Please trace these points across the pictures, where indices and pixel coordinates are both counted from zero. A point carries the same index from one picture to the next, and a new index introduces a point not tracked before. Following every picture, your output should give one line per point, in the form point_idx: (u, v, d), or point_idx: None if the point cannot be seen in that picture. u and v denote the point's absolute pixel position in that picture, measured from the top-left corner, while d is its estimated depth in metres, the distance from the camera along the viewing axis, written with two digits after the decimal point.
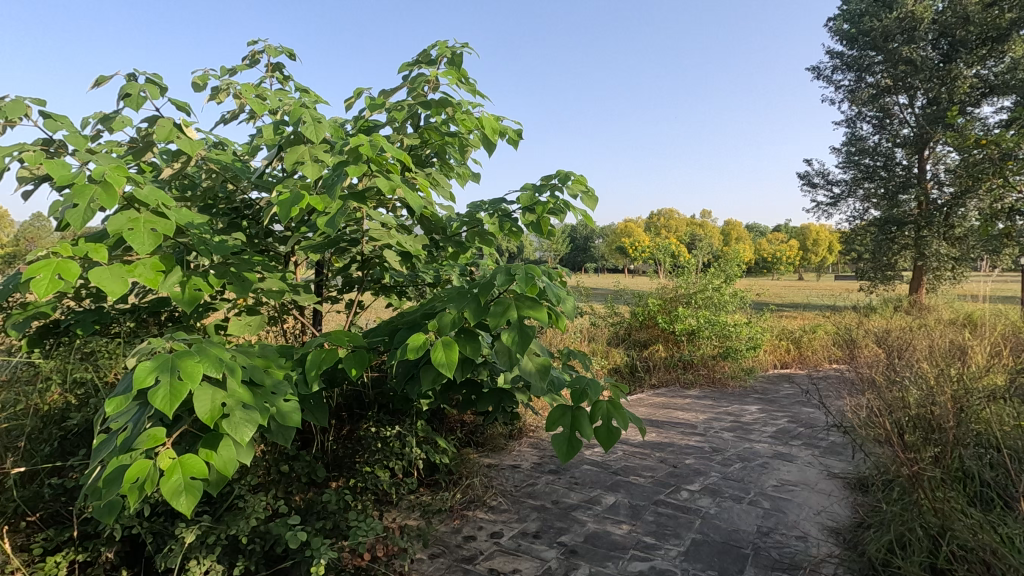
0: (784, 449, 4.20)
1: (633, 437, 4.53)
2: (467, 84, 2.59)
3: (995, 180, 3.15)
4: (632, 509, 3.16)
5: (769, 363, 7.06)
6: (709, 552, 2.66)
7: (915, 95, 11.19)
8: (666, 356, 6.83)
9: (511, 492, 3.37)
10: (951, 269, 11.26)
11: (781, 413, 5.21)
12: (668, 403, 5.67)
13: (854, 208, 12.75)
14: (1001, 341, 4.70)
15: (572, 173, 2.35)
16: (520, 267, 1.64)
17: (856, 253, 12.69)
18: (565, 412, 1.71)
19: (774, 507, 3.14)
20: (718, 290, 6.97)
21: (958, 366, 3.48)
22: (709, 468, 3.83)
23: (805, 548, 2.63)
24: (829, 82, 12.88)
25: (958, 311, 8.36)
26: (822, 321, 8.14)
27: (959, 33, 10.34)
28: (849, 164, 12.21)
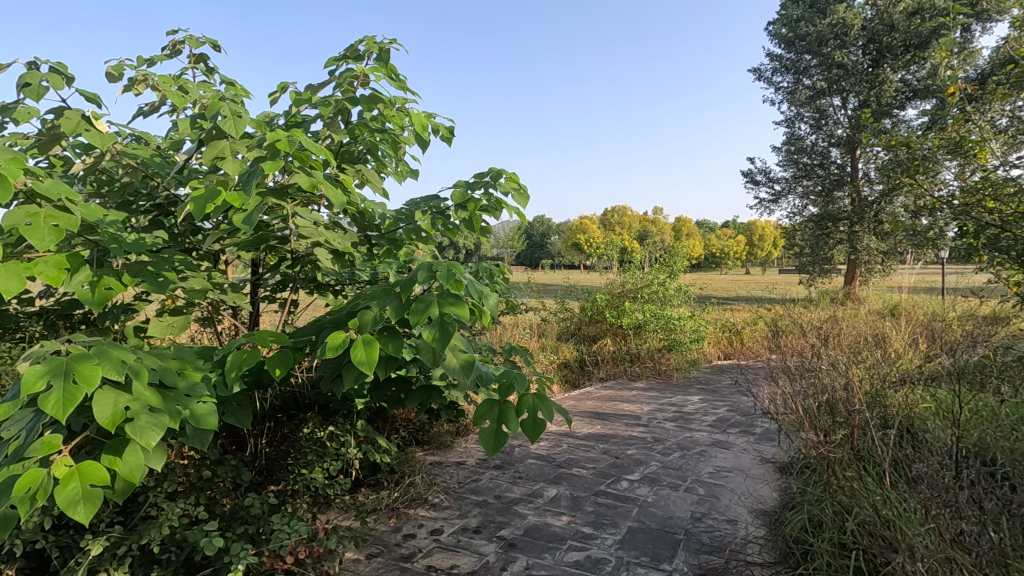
0: (721, 437, 4.38)
1: (580, 430, 4.61)
2: (398, 80, 2.56)
3: (904, 179, 3.38)
4: (573, 500, 3.23)
5: (712, 354, 7.33)
6: (643, 539, 2.73)
7: (848, 97, 11.80)
8: (615, 350, 6.99)
9: (455, 489, 3.37)
10: (882, 263, 11.95)
11: (721, 402, 5.42)
12: (615, 395, 5.82)
13: (793, 206, 13.34)
14: (918, 328, 5.04)
15: (504, 171, 2.37)
16: (443, 264, 1.67)
17: (796, 248, 13.29)
18: (493, 407, 1.72)
19: (708, 493, 3.27)
20: (663, 285, 7.16)
21: (874, 354, 3.71)
22: (649, 457, 3.95)
23: (733, 531, 2.75)
24: (769, 84, 13.43)
25: (885, 301, 8.91)
26: (762, 313, 8.50)
27: (885, 40, 10.96)
28: (788, 163, 12.75)
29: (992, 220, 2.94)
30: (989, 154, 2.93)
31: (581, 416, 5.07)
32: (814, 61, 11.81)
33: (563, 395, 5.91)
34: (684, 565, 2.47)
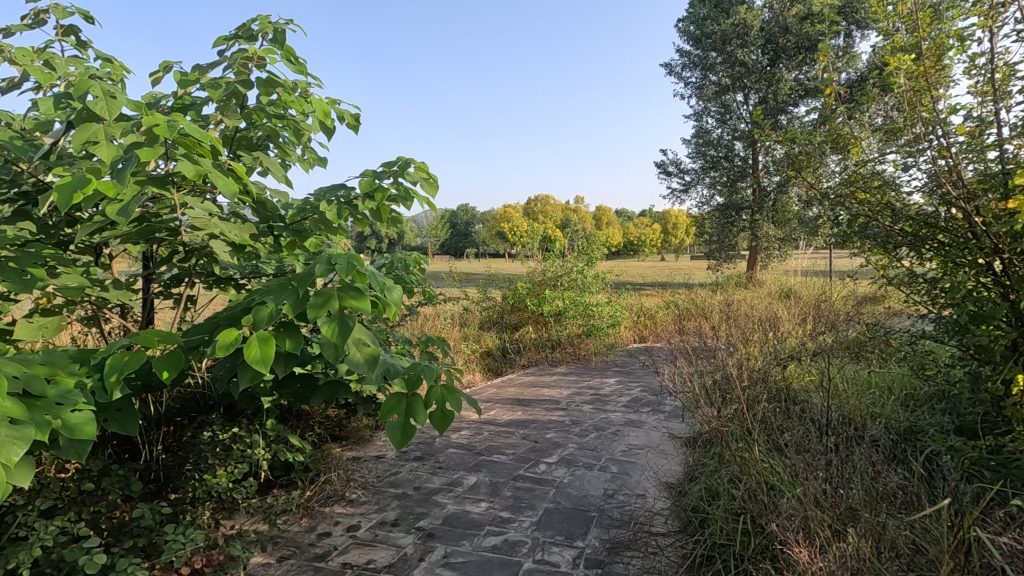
0: (634, 416, 4.61)
1: (501, 417, 4.68)
2: (297, 62, 2.45)
3: (790, 173, 3.68)
4: (492, 486, 3.28)
5: (628, 338, 7.67)
6: (558, 519, 2.83)
7: (749, 94, 12.60)
8: (536, 337, 7.13)
9: (373, 483, 3.33)
10: (779, 249, 12.97)
11: (635, 383, 5.69)
12: (536, 381, 5.96)
13: (702, 195, 14.14)
14: (806, 309, 5.53)
15: (413, 160, 2.33)
16: (343, 256, 1.63)
17: (705, 236, 14.13)
18: (400, 400, 1.71)
19: (621, 470, 3.44)
20: (582, 273, 7.37)
21: (767, 334, 4.03)
22: (567, 440, 4.08)
23: (642, 504, 2.91)
24: (679, 79, 14.08)
25: (782, 284, 9.68)
26: (674, 298, 8.98)
27: (780, 41, 11.79)
28: (697, 155, 13.47)
29: (864, 210, 3.21)
30: (863, 152, 3.14)
31: (502, 403, 5.15)
32: (719, 58, 12.49)
33: (485, 383, 5.97)
34: (596, 540, 2.58)
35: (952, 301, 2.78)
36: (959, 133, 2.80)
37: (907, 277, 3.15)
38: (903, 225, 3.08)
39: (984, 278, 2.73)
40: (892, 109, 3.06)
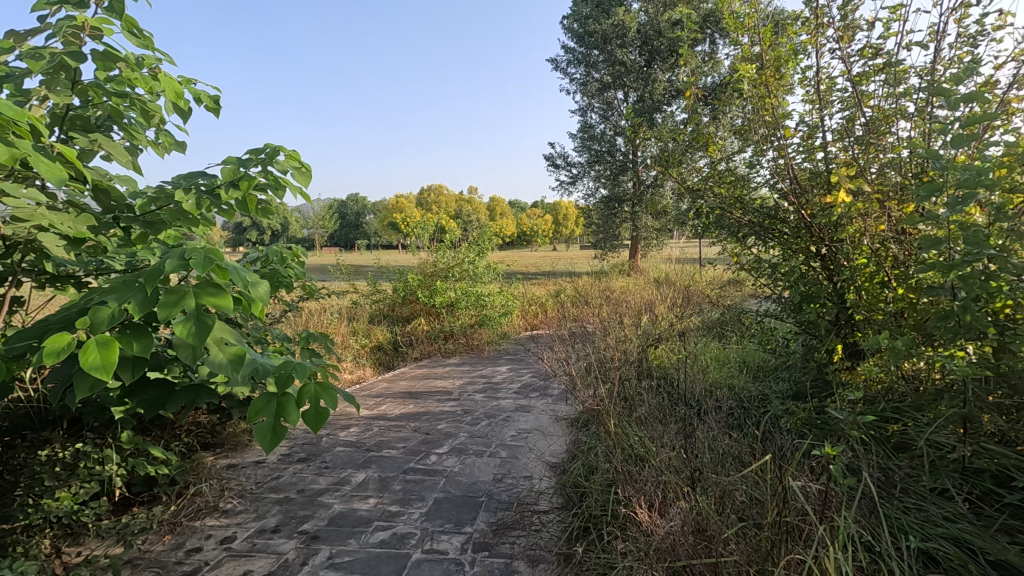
0: (524, 401, 4.76)
1: (391, 412, 4.61)
2: (141, 35, 2.21)
3: (656, 169, 3.99)
4: (381, 482, 3.23)
5: (519, 326, 7.96)
6: (448, 508, 2.86)
7: (629, 92, 13.38)
8: (428, 330, 7.10)
9: (252, 491, 3.13)
10: (657, 238, 13.99)
11: (525, 369, 5.88)
12: (429, 373, 5.94)
13: (587, 188, 14.84)
14: (677, 293, 6.05)
15: (283, 147, 2.19)
16: (198, 250, 1.51)
17: (591, 226, 14.85)
18: (270, 401, 1.62)
19: (509, 455, 3.55)
20: (473, 264, 7.42)
21: (640, 319, 4.36)
22: (458, 429, 4.12)
23: (528, 485, 3.03)
24: (565, 74, 14.59)
25: (659, 271, 10.46)
26: (563, 286, 9.39)
27: (654, 43, 12.58)
28: (582, 149, 14.08)
29: (719, 204, 3.53)
30: (719, 149, 3.42)
31: (393, 397, 5.07)
32: (601, 57, 13.09)
33: (376, 378, 5.85)
34: (484, 524, 2.65)
35: (788, 283, 3.15)
36: (793, 137, 3.19)
37: (754, 263, 3.52)
38: (751, 217, 3.44)
39: (813, 262, 3.13)
40: (741, 113, 3.38)
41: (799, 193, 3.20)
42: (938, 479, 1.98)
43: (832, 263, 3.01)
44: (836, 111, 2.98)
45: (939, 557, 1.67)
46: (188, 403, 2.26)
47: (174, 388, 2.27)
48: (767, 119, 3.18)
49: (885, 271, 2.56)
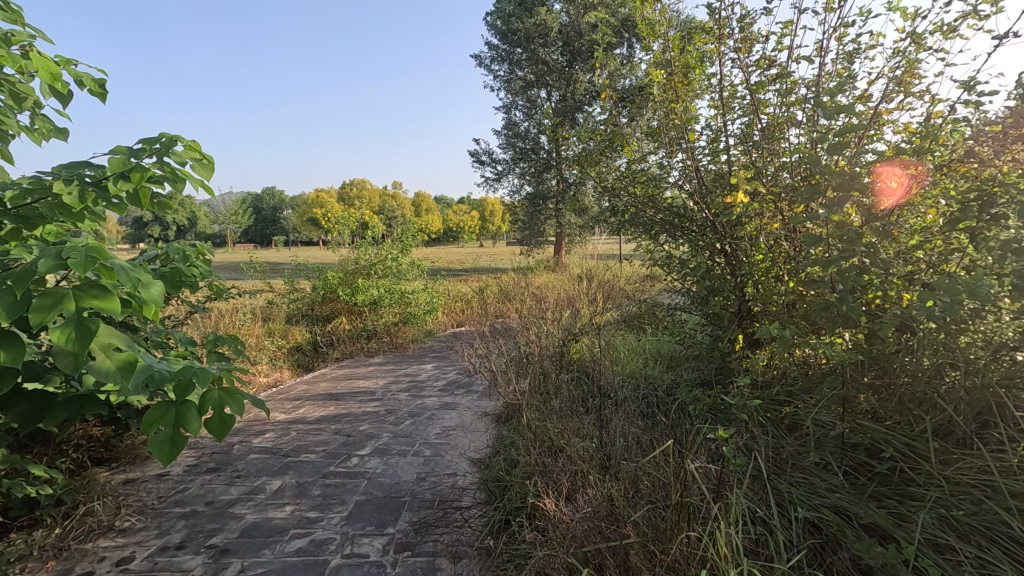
0: (449, 399, 4.75)
1: (310, 415, 4.44)
2: (9, 9, 1.99)
3: (575, 167, 4.10)
4: (298, 488, 3.11)
5: (445, 324, 7.94)
6: (369, 510, 2.81)
7: (552, 91, 13.61)
8: (350, 329, 6.91)
9: (153, 506, 2.92)
10: (580, 234, 14.37)
11: (450, 366, 5.86)
12: (351, 374, 5.79)
13: (512, 185, 14.98)
14: (598, 288, 6.27)
15: (181, 137, 2.04)
16: (78, 249, 1.38)
17: (517, 223, 15.03)
18: (168, 410, 1.51)
19: (433, 453, 3.53)
20: (397, 260, 7.28)
21: (562, 314, 4.48)
22: (381, 430, 4.05)
23: (451, 481, 3.04)
24: (489, 71, 14.62)
25: (582, 266, 10.76)
26: (489, 282, 9.43)
27: (576, 44, 12.84)
28: (507, 146, 14.19)
29: (633, 202, 3.69)
30: (633, 150, 3.56)
31: (313, 399, 4.89)
32: (524, 55, 13.24)
33: (294, 381, 5.62)
34: (406, 524, 2.63)
35: (695, 278, 3.34)
36: (700, 140, 3.38)
37: (665, 259, 3.70)
38: (662, 215, 3.61)
39: (717, 258, 3.34)
40: (653, 115, 3.55)
41: (705, 193, 3.40)
42: (822, 454, 2.19)
43: (734, 259, 3.22)
44: (737, 117, 3.20)
45: (820, 525, 1.85)
46: (71, 415, 2.09)
47: (53, 400, 2.10)
48: (677, 122, 3.35)
49: (779, 267, 2.75)
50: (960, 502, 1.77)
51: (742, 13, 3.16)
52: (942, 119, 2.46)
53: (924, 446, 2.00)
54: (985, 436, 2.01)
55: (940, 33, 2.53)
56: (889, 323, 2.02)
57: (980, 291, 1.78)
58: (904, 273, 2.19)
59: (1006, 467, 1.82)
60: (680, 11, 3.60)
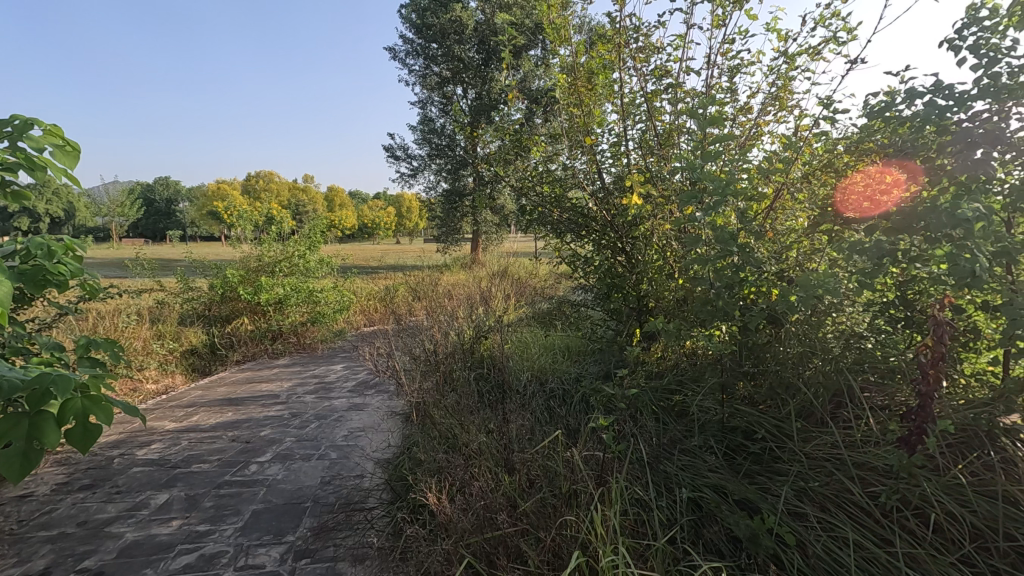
0: (358, 399, 4.63)
1: (205, 422, 4.17)
2: None
3: (483, 165, 4.14)
4: (188, 501, 2.91)
5: (357, 323, 7.72)
6: (267, 519, 2.68)
7: (468, 88, 13.58)
8: (253, 329, 6.54)
9: (12, 531, 2.61)
10: (497, 232, 14.49)
11: (361, 366, 5.72)
12: (253, 377, 5.49)
13: (429, 181, 14.83)
14: (512, 286, 6.36)
15: (39, 121, 1.85)
16: None
17: (433, 219, 14.90)
18: (19, 422, 1.37)
19: (339, 455, 3.44)
20: (304, 257, 6.96)
21: (473, 311, 4.51)
22: (284, 434, 3.87)
23: (357, 483, 2.97)
24: (404, 64, 14.34)
25: (498, 263, 10.85)
26: (403, 280, 9.29)
27: (491, 42, 12.86)
28: (423, 142, 14.02)
29: (541, 202, 3.77)
30: (542, 150, 3.64)
31: (208, 405, 4.58)
32: (440, 51, 13.12)
33: (188, 386, 5.24)
34: (307, 530, 2.54)
35: (598, 275, 3.48)
36: (602, 143, 3.53)
37: (571, 257, 3.80)
38: (567, 215, 3.72)
39: (618, 256, 3.50)
40: (559, 118, 3.65)
41: (606, 195, 3.56)
42: (705, 437, 2.38)
43: (633, 258, 3.39)
44: (636, 122, 3.37)
45: (701, 503, 2.01)
46: None
47: None
48: (581, 125, 3.47)
49: (669, 264, 2.96)
50: (816, 474, 1.99)
51: (640, 24, 3.33)
52: (808, 132, 2.75)
53: (790, 426, 2.22)
54: (838, 415, 2.27)
55: (807, 55, 2.82)
56: (759, 315, 2.23)
57: (832, 288, 2.01)
58: (773, 271, 2.41)
59: (853, 441, 2.07)
60: (585, 18, 3.73)
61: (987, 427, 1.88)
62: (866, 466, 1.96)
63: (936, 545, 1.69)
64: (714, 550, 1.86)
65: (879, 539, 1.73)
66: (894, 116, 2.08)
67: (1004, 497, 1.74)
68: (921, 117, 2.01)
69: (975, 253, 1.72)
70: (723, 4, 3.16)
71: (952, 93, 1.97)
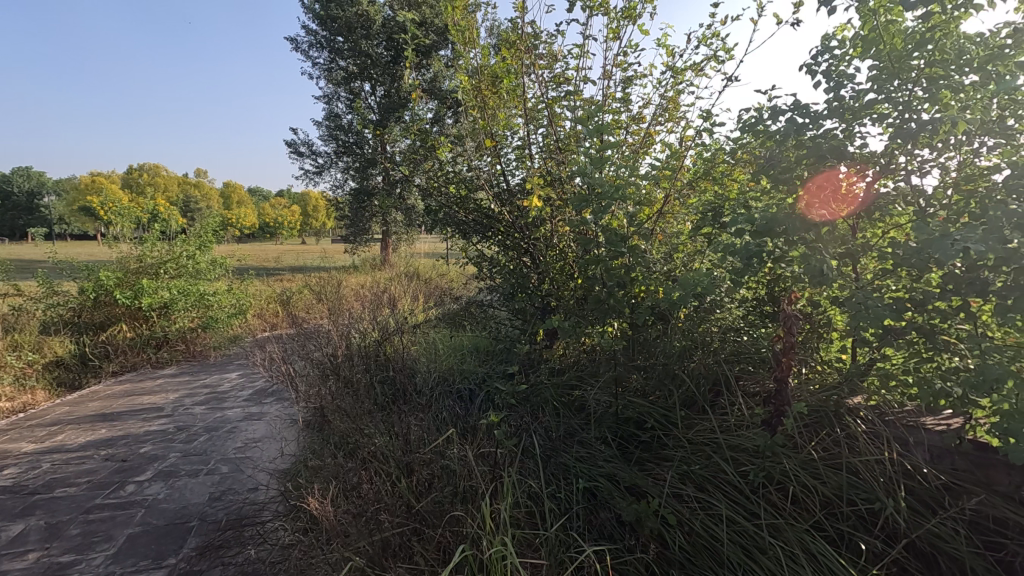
0: (255, 408, 4.37)
1: (73, 441, 3.75)
2: None
3: (387, 164, 4.06)
4: (49, 530, 2.61)
5: (256, 327, 7.29)
6: (144, 542, 2.46)
7: (376, 85, 13.24)
8: (133, 337, 5.98)
9: None
10: (407, 232, 14.26)
11: (258, 373, 5.39)
12: (133, 389, 5.01)
13: (335, 179, 14.30)
14: (421, 287, 6.30)
15: None
16: None
17: (341, 219, 14.39)
18: None
19: (232, 468, 3.23)
20: (193, 258, 6.41)
21: (378, 313, 4.41)
22: (168, 450, 3.57)
23: (250, 497, 2.81)
24: (306, 56, 13.71)
25: (408, 263, 10.69)
26: (307, 281, 8.88)
27: (399, 39, 12.60)
28: (328, 138, 13.49)
29: (446, 202, 3.77)
30: (447, 151, 3.64)
31: (77, 422, 4.12)
32: (346, 45, 12.70)
33: (53, 403, 4.68)
34: (191, 551, 2.36)
35: (503, 276, 3.53)
36: (507, 146, 3.59)
37: (477, 258, 3.84)
38: (473, 216, 3.74)
39: (523, 257, 3.57)
40: (464, 120, 3.67)
41: (511, 196, 3.63)
42: (601, 429, 2.49)
43: (537, 259, 3.48)
44: (539, 127, 3.47)
45: (595, 492, 2.10)
46: None
47: None
48: (484, 128, 3.51)
49: (570, 264, 3.07)
50: (697, 458, 2.16)
51: (541, 32, 3.43)
52: (691, 142, 2.97)
53: (675, 415, 2.39)
54: (717, 403, 2.47)
55: (691, 71, 3.05)
56: (648, 313, 2.37)
57: (710, 286, 2.18)
58: (662, 272, 2.58)
59: (729, 425, 2.27)
60: (489, 22, 3.79)
61: (836, 407, 2.13)
62: (738, 447, 2.15)
63: (794, 514, 1.89)
64: (606, 535, 1.96)
65: (749, 513, 1.91)
66: (761, 130, 2.31)
67: (847, 468, 1.99)
68: (782, 132, 2.25)
69: (824, 253, 1.95)
70: (617, 18, 3.34)
71: (808, 111, 2.21)
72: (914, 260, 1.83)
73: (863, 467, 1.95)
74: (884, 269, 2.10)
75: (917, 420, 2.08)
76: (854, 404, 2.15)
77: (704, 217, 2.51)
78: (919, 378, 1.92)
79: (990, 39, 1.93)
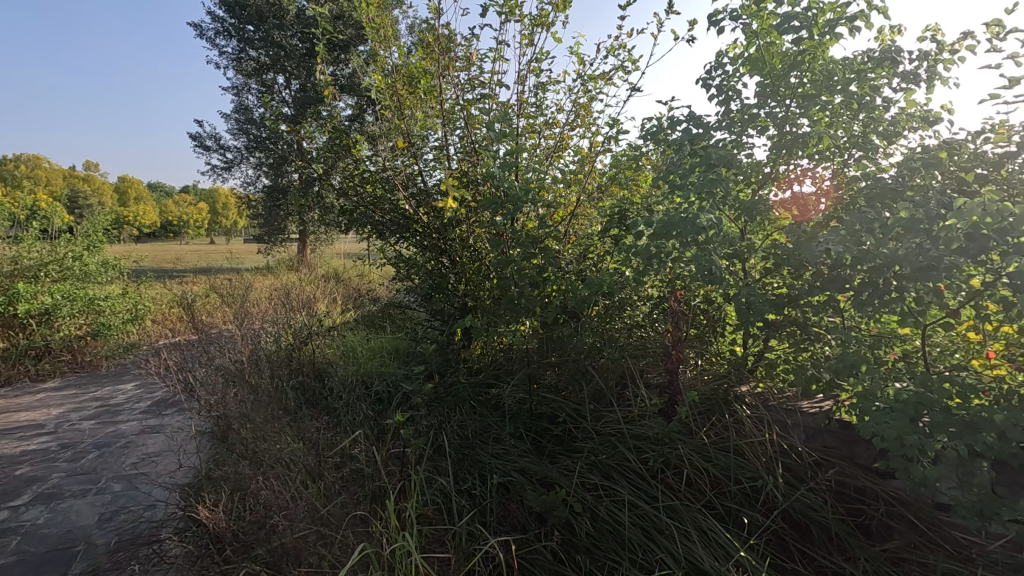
0: (153, 421, 4.07)
1: None
2: None
3: (298, 161, 3.92)
4: None
5: (155, 334, 6.76)
6: (20, 573, 2.24)
7: (290, 78, 12.67)
8: (6, 348, 5.36)
9: None
10: (325, 232, 13.74)
11: (157, 383, 5.01)
12: (8, 405, 4.50)
13: (246, 175, 13.54)
14: (338, 288, 6.12)
15: None
16: None
17: (253, 217, 13.64)
18: None
19: (126, 486, 3.00)
20: (79, 261, 5.85)
21: (290, 316, 4.24)
22: (49, 471, 3.25)
23: (146, 515, 2.62)
24: (213, 44, 12.89)
25: (327, 264, 10.31)
26: (215, 283, 8.35)
27: (315, 32, 12.12)
28: (238, 132, 12.76)
29: (363, 202, 3.70)
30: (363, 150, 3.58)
31: None
32: (257, 34, 12.07)
33: None
34: None
35: (421, 277, 3.53)
36: (424, 147, 3.59)
37: (395, 259, 3.80)
38: (390, 217, 3.71)
39: (440, 258, 3.58)
40: (379, 118, 3.61)
41: (428, 197, 3.62)
42: (515, 425, 2.55)
43: (455, 260, 3.50)
44: (456, 129, 3.50)
45: (507, 486, 2.16)
46: None
47: None
48: (400, 127, 3.49)
49: (486, 264, 3.13)
50: (603, 447, 2.27)
51: (457, 34, 3.46)
52: (601, 147, 3.11)
53: (585, 408, 2.49)
54: (623, 395, 2.61)
55: (601, 80, 3.20)
56: (559, 311, 2.47)
57: (615, 284, 2.31)
58: (572, 271, 2.69)
59: (633, 417, 2.40)
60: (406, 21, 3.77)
61: (726, 395, 2.32)
62: (641, 436, 2.29)
63: (688, 495, 2.04)
64: (517, 527, 2.02)
65: (648, 497, 2.04)
66: (661, 138, 2.47)
67: (735, 450, 2.17)
68: (680, 141, 2.42)
69: (713, 254, 2.13)
70: (531, 25, 3.43)
71: (701, 122, 2.40)
72: (789, 259, 2.04)
73: (748, 449, 2.14)
74: (767, 268, 2.32)
75: (795, 404, 2.31)
76: (742, 392, 2.35)
77: (611, 220, 2.66)
78: (794, 365, 2.13)
79: (851, 63, 2.18)
